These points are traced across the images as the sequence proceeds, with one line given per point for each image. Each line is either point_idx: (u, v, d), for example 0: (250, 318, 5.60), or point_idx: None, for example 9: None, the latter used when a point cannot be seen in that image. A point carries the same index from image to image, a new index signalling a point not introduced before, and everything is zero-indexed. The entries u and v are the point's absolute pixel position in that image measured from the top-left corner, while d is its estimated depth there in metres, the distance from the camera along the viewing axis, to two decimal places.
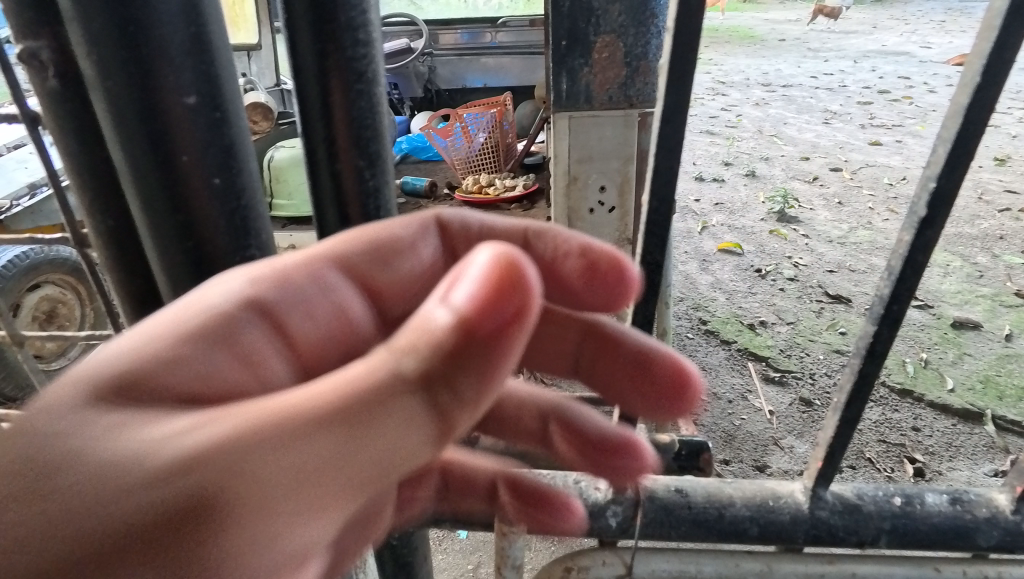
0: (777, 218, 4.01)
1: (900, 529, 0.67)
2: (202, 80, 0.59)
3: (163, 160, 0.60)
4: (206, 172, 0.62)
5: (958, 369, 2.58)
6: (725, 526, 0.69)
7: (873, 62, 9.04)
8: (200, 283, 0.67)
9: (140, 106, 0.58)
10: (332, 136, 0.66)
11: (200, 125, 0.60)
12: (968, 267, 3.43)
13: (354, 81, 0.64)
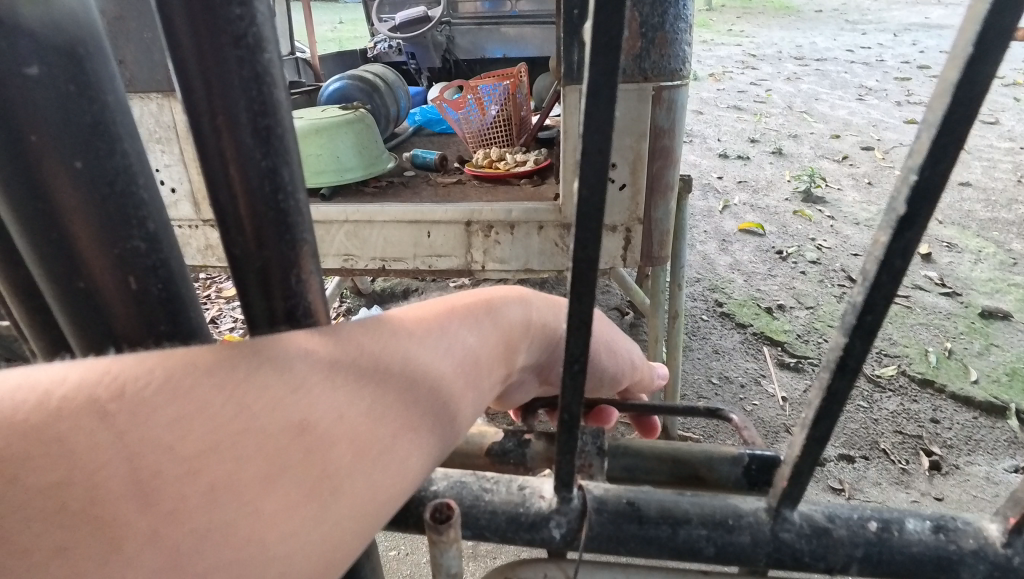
0: (803, 198, 3.89)
1: (874, 557, 0.53)
2: (53, 49, 0.44)
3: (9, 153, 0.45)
4: (62, 159, 0.46)
5: (983, 361, 2.49)
6: (675, 543, 0.55)
7: (915, 35, 8.67)
8: (82, 314, 0.51)
9: None
10: (217, 108, 0.45)
11: (54, 109, 0.45)
12: (1001, 254, 3.30)
13: (231, 26, 0.43)
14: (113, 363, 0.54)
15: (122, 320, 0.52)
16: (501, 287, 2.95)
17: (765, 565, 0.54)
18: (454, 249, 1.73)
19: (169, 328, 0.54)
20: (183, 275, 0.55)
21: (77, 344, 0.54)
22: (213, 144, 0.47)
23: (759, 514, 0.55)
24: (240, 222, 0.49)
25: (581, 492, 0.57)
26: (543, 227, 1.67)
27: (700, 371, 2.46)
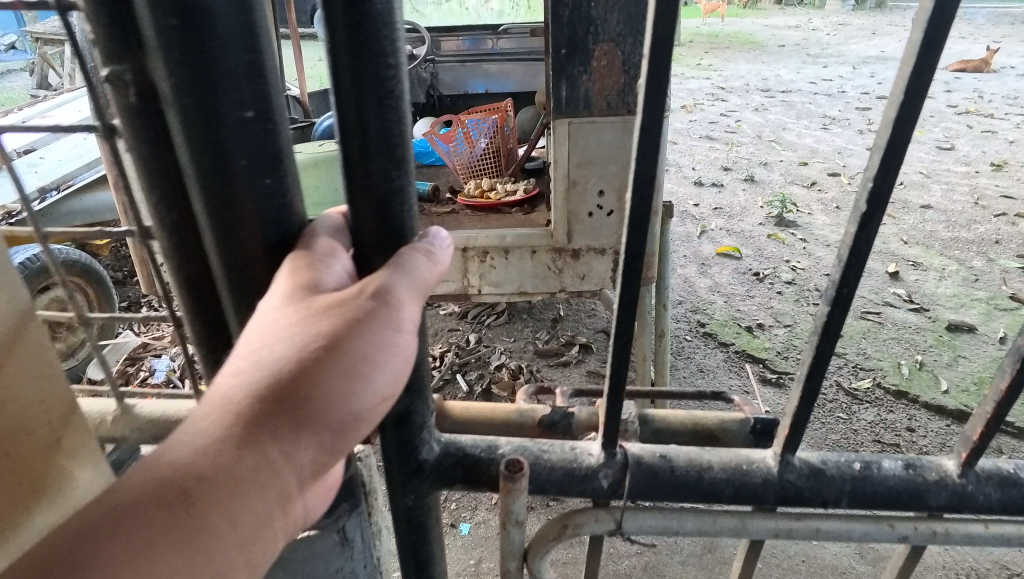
0: (776, 222, 4.06)
1: (859, 489, 0.68)
2: (252, 78, 0.57)
3: (216, 167, 0.60)
4: (256, 178, 0.61)
5: (952, 371, 2.62)
6: (702, 487, 0.70)
7: (873, 68, 9.13)
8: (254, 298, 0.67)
9: (200, 121, 0.57)
10: (361, 121, 0.58)
11: (246, 123, 0.59)
12: (964, 271, 3.48)
13: (377, 64, 0.56)
14: None
15: None
16: (491, 313, 3.02)
17: (774, 500, 0.70)
18: (450, 274, 1.80)
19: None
20: None
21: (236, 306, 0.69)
22: (351, 165, 0.60)
23: (767, 459, 0.70)
24: (371, 204, 0.62)
25: (623, 449, 0.71)
26: (536, 252, 1.75)
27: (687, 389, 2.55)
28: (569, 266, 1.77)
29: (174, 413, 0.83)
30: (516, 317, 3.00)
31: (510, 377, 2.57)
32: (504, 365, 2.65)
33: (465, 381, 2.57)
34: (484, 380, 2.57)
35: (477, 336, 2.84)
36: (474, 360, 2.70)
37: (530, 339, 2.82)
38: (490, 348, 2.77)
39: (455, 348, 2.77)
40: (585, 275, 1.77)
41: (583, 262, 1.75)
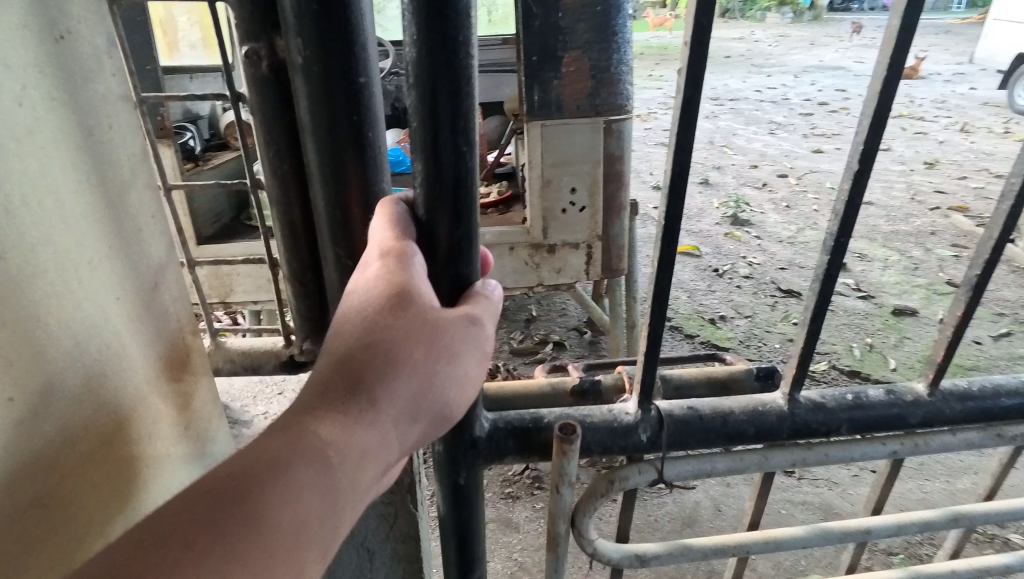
0: (731, 222, 4.27)
1: (861, 413, 0.79)
2: (369, 49, 0.63)
3: (326, 127, 0.66)
4: (357, 139, 0.66)
5: (900, 351, 2.84)
6: (727, 430, 0.78)
7: (812, 76, 9.64)
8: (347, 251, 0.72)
9: (321, 86, 0.63)
10: (434, 138, 0.55)
11: (356, 89, 0.64)
12: (905, 261, 3.75)
13: (454, 59, 0.52)
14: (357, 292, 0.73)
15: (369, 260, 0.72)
16: None
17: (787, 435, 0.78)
18: None
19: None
20: None
21: (331, 256, 0.74)
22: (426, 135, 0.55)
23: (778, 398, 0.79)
24: (444, 212, 0.58)
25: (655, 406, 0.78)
26: (515, 248, 1.85)
27: None
28: (546, 260, 1.87)
29: (258, 347, 0.93)
30: None
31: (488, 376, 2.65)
32: None
33: None
34: None
35: None
36: None
37: (505, 340, 2.90)
38: None
39: None
40: (561, 269, 1.88)
41: (559, 256, 1.86)
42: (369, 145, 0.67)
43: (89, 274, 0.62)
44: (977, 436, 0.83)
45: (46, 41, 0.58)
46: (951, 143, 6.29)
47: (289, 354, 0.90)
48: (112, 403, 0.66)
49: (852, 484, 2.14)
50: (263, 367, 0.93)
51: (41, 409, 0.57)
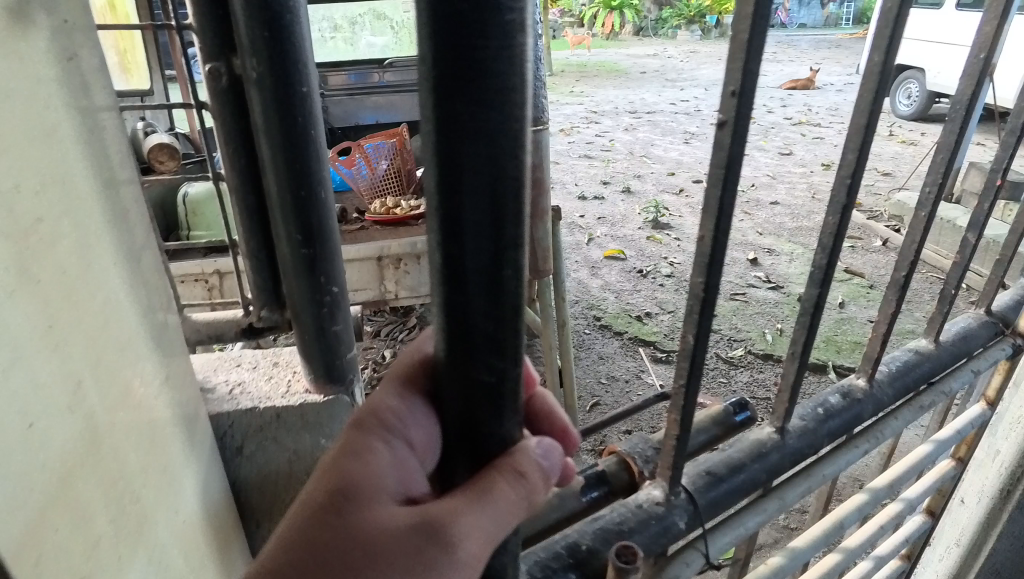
0: (653, 226, 4.52)
1: (828, 418, 0.92)
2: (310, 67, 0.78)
3: (281, 124, 0.78)
4: (305, 132, 0.80)
5: (806, 334, 3.15)
6: (743, 482, 0.84)
7: (722, 89, 10.29)
8: (300, 229, 0.83)
9: (275, 89, 0.76)
10: (455, 255, 0.38)
11: (300, 97, 0.78)
12: (808, 254, 4.12)
13: (483, 126, 0.35)
14: (308, 262, 0.86)
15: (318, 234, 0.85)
16: (402, 329, 3.15)
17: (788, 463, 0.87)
18: (368, 282, 1.94)
19: (331, 217, 0.86)
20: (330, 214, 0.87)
21: (284, 234, 0.84)
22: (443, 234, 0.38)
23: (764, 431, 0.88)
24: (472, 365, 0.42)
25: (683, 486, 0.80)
26: None
27: (590, 375, 2.83)
28: None
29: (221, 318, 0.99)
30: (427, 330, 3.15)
31: None
32: None
33: None
34: None
35: (392, 351, 2.97)
36: None
37: None
38: None
39: (372, 364, 2.88)
40: None
41: None
42: (310, 140, 0.81)
43: (94, 267, 0.60)
44: (911, 413, 1.03)
45: (61, 60, 0.60)
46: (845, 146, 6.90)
47: (248, 320, 0.96)
48: (126, 377, 0.63)
49: None
50: (226, 334, 0.99)
51: (71, 351, 0.55)
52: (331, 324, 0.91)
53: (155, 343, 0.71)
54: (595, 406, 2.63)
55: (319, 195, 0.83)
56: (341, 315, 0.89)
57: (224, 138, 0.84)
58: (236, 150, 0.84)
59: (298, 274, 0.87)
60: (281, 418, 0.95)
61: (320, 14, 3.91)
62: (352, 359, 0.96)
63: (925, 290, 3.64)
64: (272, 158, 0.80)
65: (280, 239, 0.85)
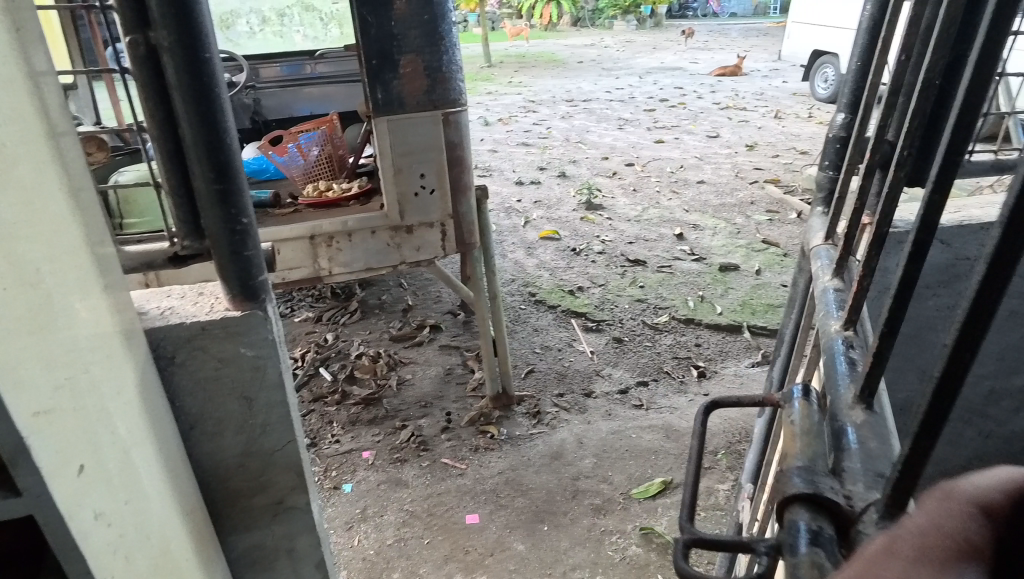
0: (587, 207, 4.73)
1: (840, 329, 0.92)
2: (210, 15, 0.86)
3: (188, 67, 0.85)
4: (210, 74, 0.87)
5: (724, 299, 3.41)
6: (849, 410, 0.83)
7: (656, 77, 10.65)
8: (213, 164, 0.90)
9: (180, 36, 0.83)
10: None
11: (205, 61, 0.86)
12: (729, 227, 4.42)
13: None
14: (222, 195, 0.92)
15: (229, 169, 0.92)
16: (344, 313, 3.24)
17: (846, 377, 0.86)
18: (302, 260, 2.02)
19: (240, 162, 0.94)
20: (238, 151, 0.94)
21: (198, 169, 0.90)
22: None
23: (853, 416, 0.79)
24: None
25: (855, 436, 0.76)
26: (376, 231, 2.05)
27: (526, 346, 2.99)
28: (406, 240, 2.09)
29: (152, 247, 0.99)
30: (369, 313, 3.25)
31: (371, 361, 2.82)
32: (363, 353, 2.90)
33: (329, 372, 2.78)
34: (347, 368, 2.79)
35: (334, 334, 3.06)
36: (335, 353, 2.91)
37: (385, 329, 3.09)
38: (349, 341, 3.00)
39: (314, 347, 2.96)
40: (420, 247, 2.11)
41: (417, 235, 2.09)
42: (217, 95, 0.89)
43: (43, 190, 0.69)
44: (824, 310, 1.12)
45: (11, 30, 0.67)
46: (768, 127, 7.31)
47: (173, 251, 0.97)
48: (72, 284, 0.72)
49: (688, 407, 2.59)
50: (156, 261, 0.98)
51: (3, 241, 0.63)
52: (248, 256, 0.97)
53: (100, 270, 0.78)
54: (530, 372, 2.80)
55: (227, 141, 0.91)
56: (253, 243, 0.97)
57: (140, 94, 0.87)
58: (154, 103, 0.88)
59: (212, 207, 0.93)
60: (206, 332, 0.97)
61: (248, 7, 3.95)
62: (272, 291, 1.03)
63: None
64: (184, 100, 0.87)
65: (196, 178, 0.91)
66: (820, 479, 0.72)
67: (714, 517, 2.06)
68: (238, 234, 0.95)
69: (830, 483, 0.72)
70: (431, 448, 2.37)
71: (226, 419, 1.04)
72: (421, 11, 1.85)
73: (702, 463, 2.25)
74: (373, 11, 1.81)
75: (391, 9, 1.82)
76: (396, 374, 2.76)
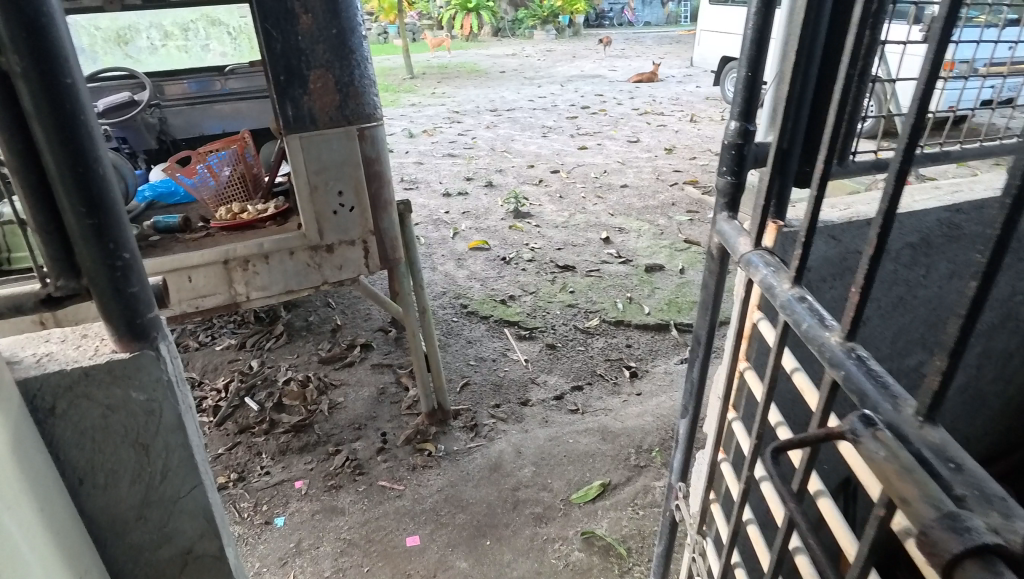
0: (515, 215, 4.77)
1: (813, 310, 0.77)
2: (67, 37, 0.80)
3: (47, 94, 0.79)
4: (72, 100, 0.81)
5: (651, 299, 3.51)
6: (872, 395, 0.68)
7: (576, 85, 10.90)
8: (87, 196, 0.84)
9: (33, 59, 0.77)
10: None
11: (68, 88, 0.80)
12: (653, 229, 4.57)
13: None
14: (99, 228, 0.86)
15: (104, 200, 0.86)
16: (269, 337, 3.12)
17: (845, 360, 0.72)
18: (216, 287, 1.92)
19: (116, 192, 0.88)
20: (114, 182, 0.88)
21: (69, 203, 0.84)
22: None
23: (927, 438, 0.62)
24: None
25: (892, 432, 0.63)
26: (294, 252, 1.97)
27: (460, 359, 2.97)
28: (327, 259, 2.02)
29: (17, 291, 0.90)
30: (295, 336, 3.14)
31: (299, 387, 2.72)
32: (291, 378, 2.79)
33: (255, 401, 2.66)
34: (274, 396, 2.68)
35: (259, 360, 2.93)
36: (261, 381, 2.79)
37: (313, 351, 2.99)
38: (275, 367, 2.88)
39: (238, 375, 2.83)
40: (342, 266, 2.04)
41: (338, 254, 2.02)
42: (85, 123, 0.83)
43: None
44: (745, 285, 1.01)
45: None
46: (684, 131, 7.62)
47: (47, 292, 0.89)
48: None
49: (621, 408, 2.64)
50: (24, 306, 0.90)
51: None
52: (136, 293, 0.91)
53: None
54: (465, 385, 2.77)
55: (99, 170, 0.85)
56: (138, 278, 0.91)
57: None
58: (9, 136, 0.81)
59: (89, 243, 0.86)
60: (89, 377, 0.91)
61: (147, 22, 3.87)
62: (163, 325, 0.97)
63: None
64: (44, 128, 0.80)
65: (68, 213, 0.84)
66: (960, 518, 0.54)
67: (652, 515, 2.10)
68: (120, 270, 0.89)
69: (975, 519, 0.54)
70: (367, 472, 2.30)
71: (120, 466, 0.98)
72: (328, 25, 1.81)
73: (638, 463, 2.29)
74: (277, 25, 1.75)
75: (296, 23, 1.77)
76: (327, 398, 2.67)
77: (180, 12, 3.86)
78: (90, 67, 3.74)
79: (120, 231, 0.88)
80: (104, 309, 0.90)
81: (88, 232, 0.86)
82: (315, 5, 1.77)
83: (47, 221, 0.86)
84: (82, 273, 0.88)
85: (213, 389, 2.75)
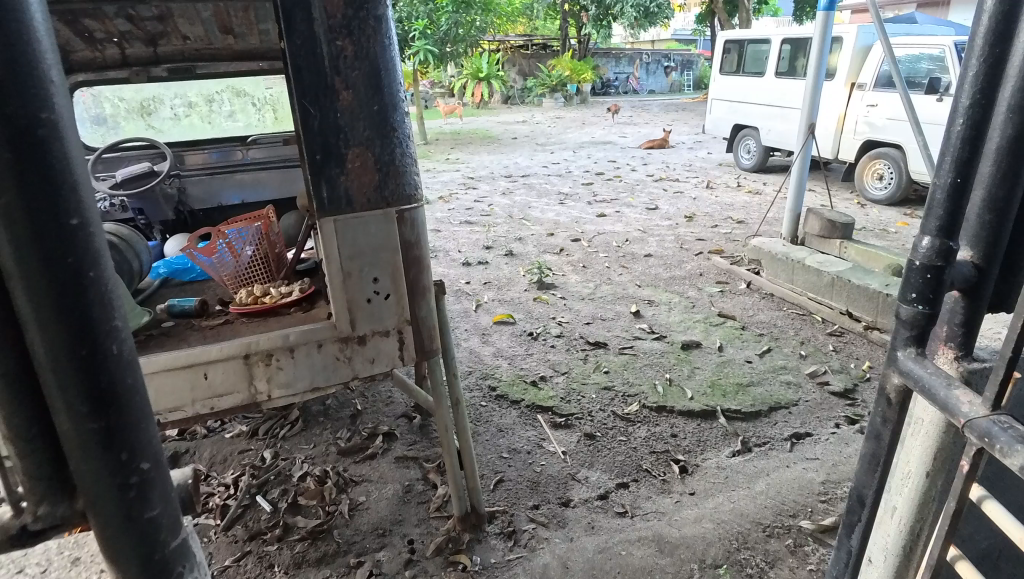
0: (538, 286, 4.60)
1: None
2: (79, 175, 0.59)
3: (46, 260, 0.57)
4: (85, 261, 0.60)
5: (693, 380, 3.27)
6: None
7: (589, 151, 11.00)
8: (93, 395, 0.62)
9: (29, 213, 0.56)
10: None
11: (81, 255, 0.59)
12: (684, 301, 4.38)
13: None
14: (109, 435, 0.64)
15: (119, 396, 0.64)
16: (283, 424, 2.88)
17: None
18: (234, 385, 1.71)
19: (131, 381, 0.66)
20: (137, 368, 0.67)
21: (65, 408, 0.62)
22: None
23: None
24: None
25: None
26: (322, 345, 1.77)
27: (491, 451, 2.72)
28: (357, 352, 1.81)
29: None
30: (311, 422, 2.90)
31: (316, 484, 2.46)
32: (307, 474, 2.54)
33: (267, 501, 2.40)
34: (288, 495, 2.43)
35: (272, 451, 2.68)
36: (274, 477, 2.53)
37: (331, 441, 2.75)
38: (289, 459, 2.63)
39: (249, 469, 2.58)
40: (374, 358, 1.83)
41: (370, 346, 1.82)
42: (97, 297, 0.61)
43: None
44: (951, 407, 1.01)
45: None
46: (702, 198, 7.54)
47: (16, 526, 0.66)
48: None
49: (675, 511, 2.36)
50: None
51: None
52: (153, 510, 0.69)
53: None
54: (499, 482, 2.52)
55: (114, 351, 0.63)
56: (157, 489, 0.69)
57: None
58: None
59: (93, 454, 0.64)
60: None
61: (172, 92, 3.74)
62: (184, 545, 0.73)
63: (789, 326, 3.96)
64: (33, 310, 0.58)
65: (63, 417, 0.62)
66: None
67: None
68: (133, 485, 0.66)
69: None
70: None
71: None
72: (370, 101, 1.67)
73: None
74: (315, 102, 1.62)
75: (336, 99, 1.64)
76: (347, 497, 2.42)
77: (207, 83, 3.78)
78: (110, 137, 3.65)
79: (135, 432, 0.66)
80: (107, 537, 0.67)
81: (91, 441, 0.63)
82: (356, 80, 1.65)
83: (30, 425, 0.63)
84: (78, 490, 0.66)
85: (221, 485, 2.49)
